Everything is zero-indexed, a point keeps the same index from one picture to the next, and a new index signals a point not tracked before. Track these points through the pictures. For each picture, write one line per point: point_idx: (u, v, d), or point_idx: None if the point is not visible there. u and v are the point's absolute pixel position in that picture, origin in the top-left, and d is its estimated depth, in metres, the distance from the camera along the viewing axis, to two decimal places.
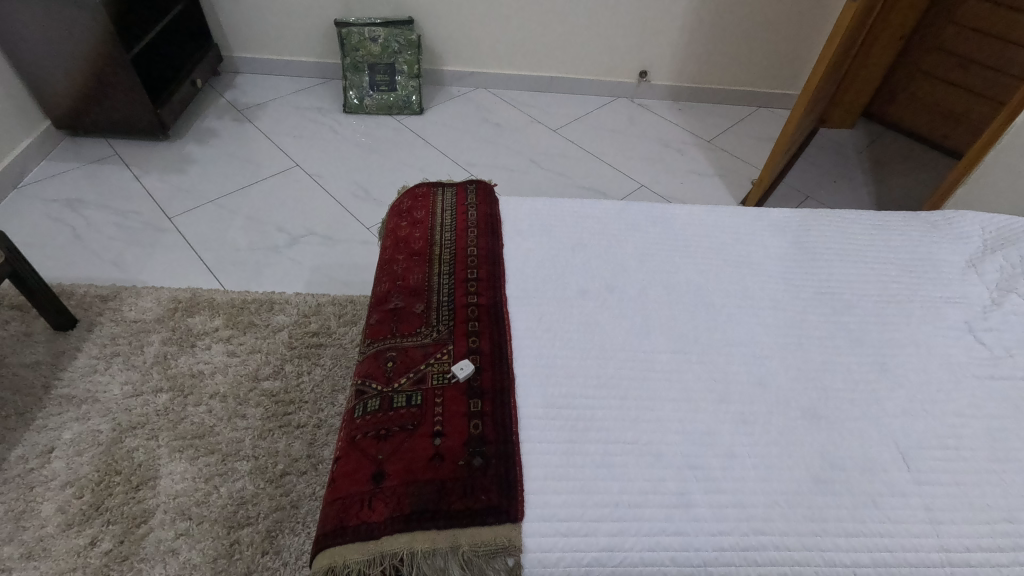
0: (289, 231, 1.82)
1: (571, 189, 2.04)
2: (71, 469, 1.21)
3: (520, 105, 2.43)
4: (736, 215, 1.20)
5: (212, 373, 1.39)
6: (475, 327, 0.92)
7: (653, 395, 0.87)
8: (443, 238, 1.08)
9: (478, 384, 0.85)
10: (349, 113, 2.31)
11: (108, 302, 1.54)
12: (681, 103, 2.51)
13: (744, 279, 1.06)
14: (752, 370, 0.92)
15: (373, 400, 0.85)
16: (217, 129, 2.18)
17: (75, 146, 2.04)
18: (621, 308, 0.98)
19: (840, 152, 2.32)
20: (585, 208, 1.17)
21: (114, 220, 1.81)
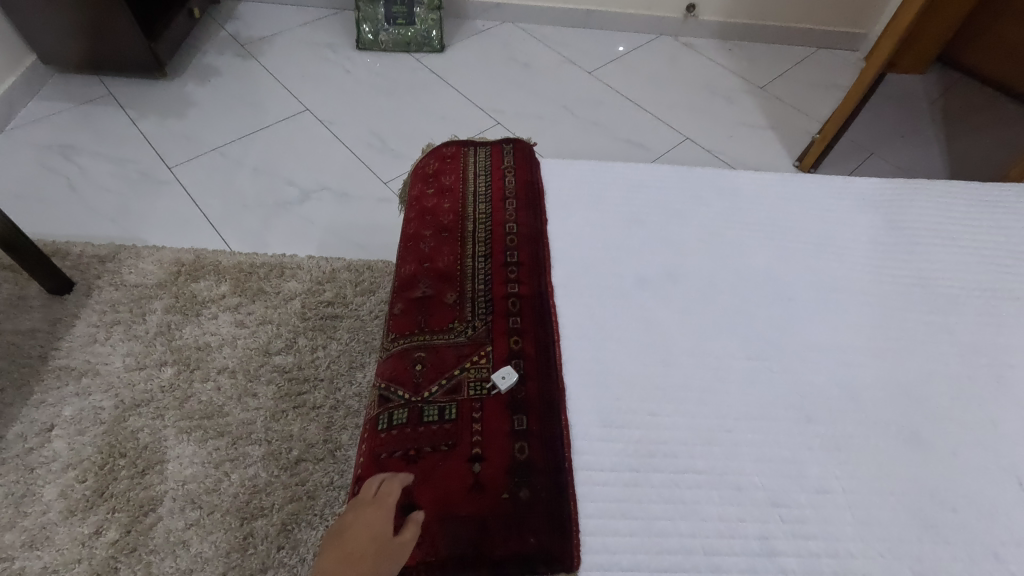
0: (299, 185, 1.66)
1: (608, 141, 1.84)
2: (72, 450, 1.13)
3: (552, 43, 2.18)
4: (819, 186, 1.02)
5: (220, 346, 1.29)
6: (517, 325, 0.79)
7: (727, 413, 0.73)
8: (477, 212, 0.93)
9: (522, 397, 0.72)
10: (363, 49, 2.09)
11: (106, 263, 1.41)
12: (731, 43, 2.24)
13: (828, 266, 0.90)
14: (843, 383, 0.77)
15: (400, 411, 0.73)
16: (218, 66, 1.98)
17: (65, 84, 1.86)
18: (688, 301, 0.84)
19: (910, 102, 2.06)
20: (639, 174, 1.00)
21: (111, 170, 1.66)
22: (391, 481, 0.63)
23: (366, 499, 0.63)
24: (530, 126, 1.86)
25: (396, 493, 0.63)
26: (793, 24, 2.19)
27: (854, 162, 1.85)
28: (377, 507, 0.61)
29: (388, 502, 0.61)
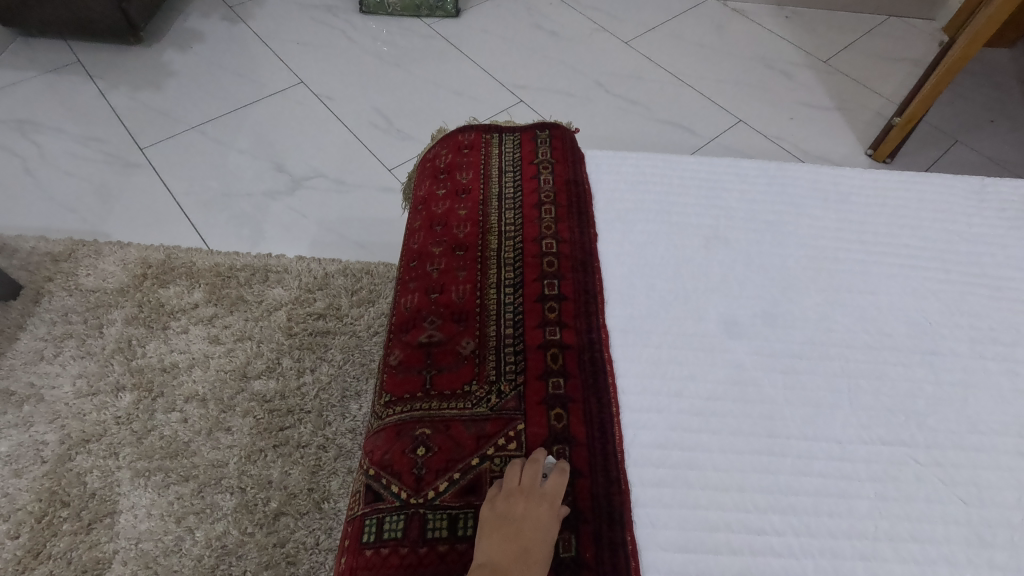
0: (290, 171, 1.44)
1: (647, 123, 1.59)
2: (6, 497, 0.93)
3: (583, 7, 1.91)
4: (942, 195, 0.80)
5: (189, 367, 1.08)
6: (559, 391, 0.61)
7: (863, 527, 0.53)
8: (504, 219, 0.75)
9: (569, 503, 0.55)
10: (367, 13, 1.83)
11: (61, 263, 1.21)
12: (788, 9, 1.96)
13: (980, 305, 0.69)
14: (1016, 482, 0.56)
15: (397, 518, 0.54)
16: (202, 31, 1.74)
17: (29, 50, 1.64)
18: (794, 355, 0.64)
19: (998, 80, 1.77)
20: (716, 170, 0.81)
21: (74, 151, 1.44)
22: (559, 475, 0.54)
23: (527, 484, 0.53)
24: (556, 105, 1.61)
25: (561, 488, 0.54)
26: None
27: (937, 151, 1.58)
28: (543, 502, 0.52)
29: (555, 498, 0.53)
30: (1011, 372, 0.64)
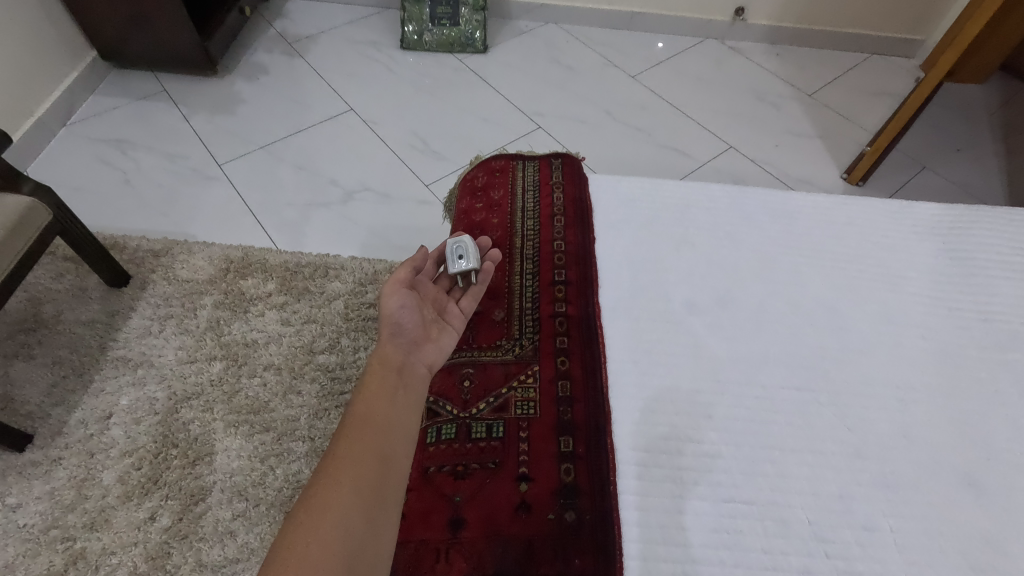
0: (343, 185, 1.70)
1: (649, 148, 1.82)
2: (129, 438, 1.19)
3: (596, 45, 2.17)
4: (874, 208, 1.00)
5: (266, 343, 1.33)
6: (564, 345, 0.82)
7: (769, 441, 0.73)
8: (526, 226, 0.99)
9: (568, 419, 0.75)
10: (407, 49, 2.11)
11: (160, 258, 1.47)
12: (780, 47, 2.19)
13: (882, 296, 0.87)
14: (896, 420, 0.76)
15: (448, 426, 0.75)
16: (266, 64, 2.03)
17: (123, 81, 1.93)
18: (737, 328, 0.83)
19: (968, 114, 1.98)
20: (689, 194, 1.01)
21: (163, 165, 1.72)
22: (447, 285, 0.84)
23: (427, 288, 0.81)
24: (570, 131, 1.86)
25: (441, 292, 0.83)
26: (846, 29, 2.12)
27: (906, 176, 1.79)
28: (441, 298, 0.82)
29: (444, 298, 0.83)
30: (901, 345, 0.82)
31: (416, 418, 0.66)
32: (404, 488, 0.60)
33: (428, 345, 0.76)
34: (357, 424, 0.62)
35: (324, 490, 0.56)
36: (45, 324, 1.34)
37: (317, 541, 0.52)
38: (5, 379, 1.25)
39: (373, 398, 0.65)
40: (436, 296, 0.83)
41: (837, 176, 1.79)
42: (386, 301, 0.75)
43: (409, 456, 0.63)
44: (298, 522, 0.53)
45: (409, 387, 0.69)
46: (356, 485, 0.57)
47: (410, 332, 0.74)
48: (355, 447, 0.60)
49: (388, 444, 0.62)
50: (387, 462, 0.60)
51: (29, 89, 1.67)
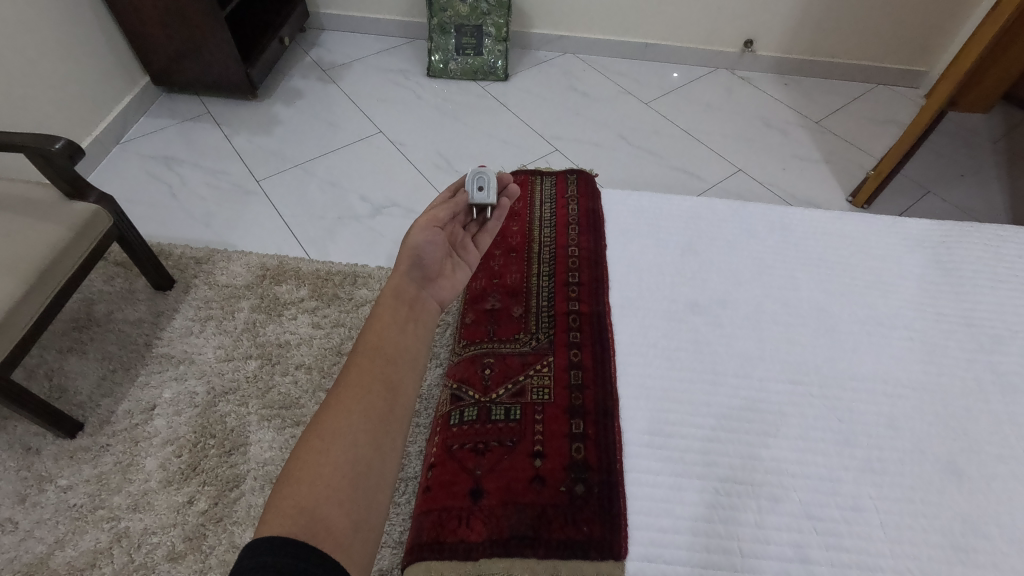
0: (371, 200, 1.81)
1: (661, 170, 1.92)
2: (171, 428, 1.28)
3: (611, 74, 2.29)
4: (868, 223, 1.07)
5: (299, 344, 1.42)
6: (576, 338, 0.90)
7: (765, 428, 0.80)
8: (543, 235, 1.08)
9: (580, 404, 0.82)
10: (433, 77, 2.25)
11: (202, 264, 1.59)
12: (788, 77, 2.29)
13: (872, 301, 0.95)
14: (883, 412, 0.82)
15: (470, 409, 0.84)
16: (302, 89, 2.17)
17: (171, 103, 2.09)
18: (736, 326, 0.91)
19: (972, 141, 2.05)
20: (695, 207, 1.10)
21: (206, 180, 1.85)
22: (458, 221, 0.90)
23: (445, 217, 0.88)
24: (586, 153, 1.96)
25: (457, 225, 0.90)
26: (852, 60, 2.21)
27: (910, 199, 1.86)
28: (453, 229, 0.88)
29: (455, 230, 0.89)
30: (889, 346, 0.89)
31: (420, 352, 0.74)
32: (409, 414, 0.68)
33: (444, 279, 0.84)
34: (366, 358, 0.70)
35: (336, 416, 0.63)
36: (97, 322, 1.45)
37: (330, 460, 0.60)
38: (60, 371, 1.36)
39: (381, 334, 0.73)
40: (455, 230, 0.89)
41: (843, 199, 1.86)
42: (413, 234, 0.83)
43: (413, 386, 0.70)
44: (314, 442, 0.61)
45: (415, 324, 0.77)
46: (364, 412, 0.64)
47: (428, 268, 0.82)
48: (363, 378, 0.67)
49: (393, 375, 0.69)
50: (393, 392, 0.68)
51: (88, 110, 1.83)
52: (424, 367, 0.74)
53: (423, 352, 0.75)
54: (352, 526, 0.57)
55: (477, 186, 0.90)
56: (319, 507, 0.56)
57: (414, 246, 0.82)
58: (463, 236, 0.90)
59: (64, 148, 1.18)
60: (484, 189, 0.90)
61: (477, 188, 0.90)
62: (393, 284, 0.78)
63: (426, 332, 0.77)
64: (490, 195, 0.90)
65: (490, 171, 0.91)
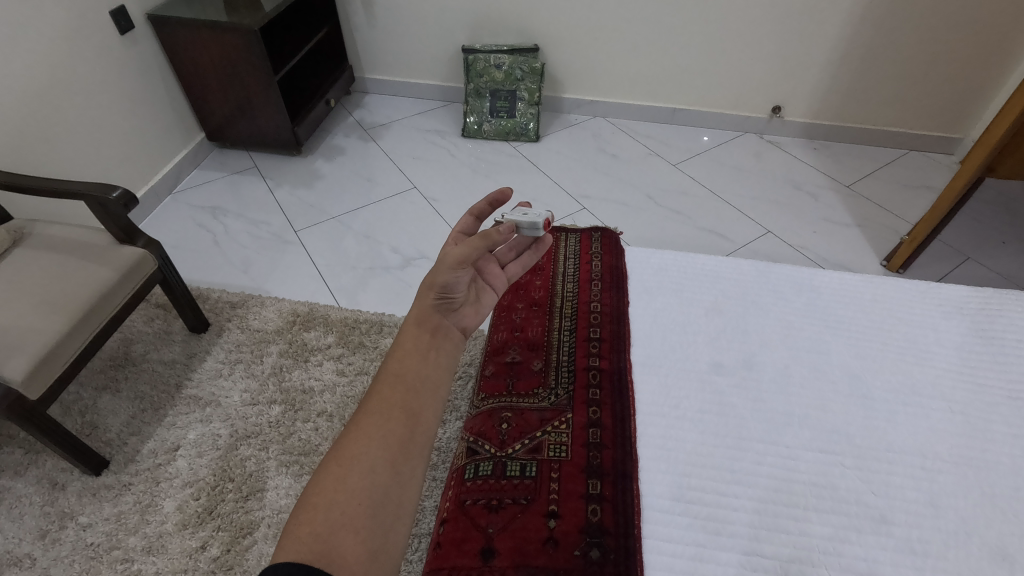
0: (402, 252, 1.86)
1: (689, 231, 1.92)
2: (192, 470, 1.29)
3: (640, 136, 2.35)
4: (900, 288, 1.05)
5: (322, 391, 1.43)
6: (596, 395, 0.89)
7: (793, 499, 0.76)
8: (566, 289, 1.10)
9: (597, 463, 0.80)
10: (467, 137, 2.35)
11: (236, 309, 1.64)
12: (817, 141, 2.30)
13: (907, 369, 0.91)
14: (923, 488, 0.77)
15: (485, 463, 0.82)
16: (344, 147, 2.30)
17: (223, 158, 2.23)
18: (761, 389, 0.88)
19: (1014, 208, 2.00)
20: (720, 267, 1.09)
21: (247, 229, 1.94)
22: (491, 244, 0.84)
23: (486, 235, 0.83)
24: (614, 212, 1.99)
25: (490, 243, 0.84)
26: (882, 127, 2.22)
27: (949, 266, 1.81)
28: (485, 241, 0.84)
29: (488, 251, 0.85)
30: (927, 417, 0.85)
31: (442, 380, 0.72)
32: (428, 442, 0.67)
33: (468, 306, 0.81)
34: (387, 384, 0.69)
35: (354, 442, 0.63)
36: (133, 362, 1.50)
37: (347, 487, 0.59)
38: (93, 408, 1.40)
39: (402, 360, 0.71)
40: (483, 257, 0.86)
41: (877, 264, 1.82)
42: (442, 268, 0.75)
43: (434, 413, 0.69)
44: (332, 469, 0.60)
45: (439, 350, 0.75)
46: (383, 440, 0.64)
47: (452, 297, 0.78)
48: (384, 405, 0.66)
49: (414, 402, 0.68)
50: (413, 419, 0.67)
51: (147, 163, 1.97)
52: (448, 392, 0.73)
53: (445, 379, 0.73)
54: (368, 556, 0.56)
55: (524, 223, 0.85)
56: (334, 535, 0.56)
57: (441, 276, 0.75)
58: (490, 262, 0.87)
59: (120, 197, 1.26)
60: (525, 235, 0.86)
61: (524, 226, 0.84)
62: (417, 310, 0.77)
63: (450, 357, 0.76)
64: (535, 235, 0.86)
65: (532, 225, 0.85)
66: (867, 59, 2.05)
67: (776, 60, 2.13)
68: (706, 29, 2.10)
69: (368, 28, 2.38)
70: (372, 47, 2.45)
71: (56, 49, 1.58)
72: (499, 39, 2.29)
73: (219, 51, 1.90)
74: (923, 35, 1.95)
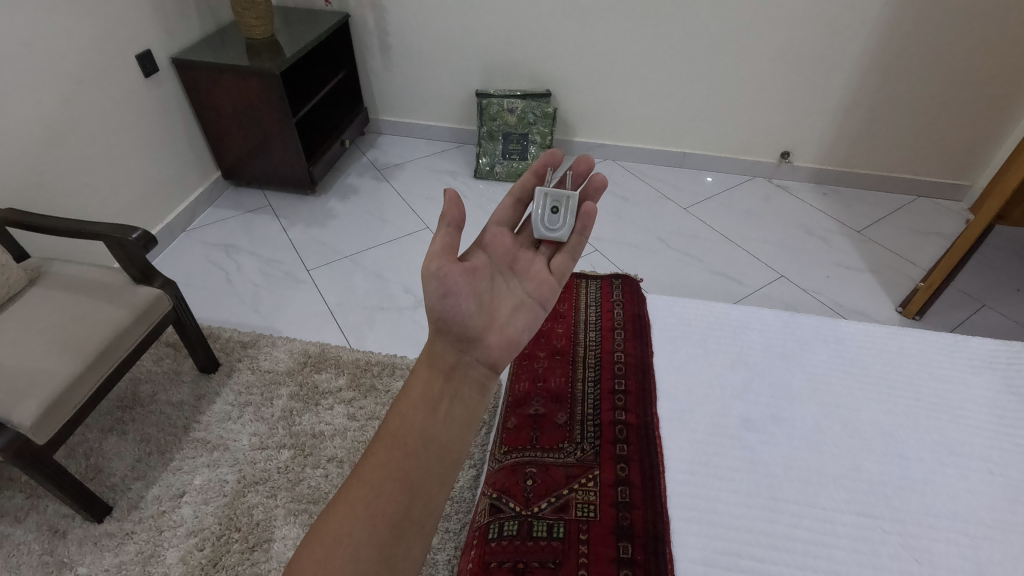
0: (414, 292, 1.85)
1: (702, 274, 1.92)
2: (197, 518, 1.25)
3: (650, 180, 2.38)
4: (929, 341, 1.03)
5: (333, 436, 1.40)
6: (623, 451, 0.86)
7: (833, 567, 0.72)
8: (588, 338, 1.09)
9: (627, 525, 0.77)
10: (479, 177, 2.38)
11: (247, 348, 1.62)
12: (826, 187, 2.33)
13: (942, 427, 0.89)
14: (968, 556, 0.74)
15: (510, 522, 0.79)
16: (357, 186, 2.32)
17: (237, 196, 2.26)
18: (793, 446, 0.86)
19: None
20: (744, 317, 1.08)
21: (260, 267, 1.94)
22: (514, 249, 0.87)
23: (505, 245, 0.86)
24: (625, 255, 1.99)
25: (511, 248, 0.87)
26: (890, 173, 2.25)
27: (964, 313, 1.79)
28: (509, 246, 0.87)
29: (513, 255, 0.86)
30: (965, 479, 0.82)
31: (449, 441, 0.67)
32: (425, 518, 0.62)
33: (494, 334, 0.77)
34: (384, 449, 0.65)
35: (341, 519, 0.60)
36: (140, 403, 1.48)
37: (327, 573, 0.57)
38: (98, 451, 1.37)
39: (405, 417, 0.68)
40: (516, 253, 0.87)
41: (892, 310, 1.81)
42: (426, 287, 0.73)
43: (435, 483, 0.64)
44: (314, 549, 0.59)
45: (448, 403, 0.70)
46: (369, 518, 0.60)
47: (464, 327, 0.75)
48: (376, 476, 0.63)
49: (412, 472, 0.63)
50: (408, 491, 0.62)
51: (162, 201, 1.98)
52: (459, 454, 0.67)
53: (454, 438, 0.68)
54: None
55: (550, 208, 0.89)
56: None
57: (434, 308, 0.74)
58: (527, 259, 0.87)
59: (140, 237, 1.26)
60: (555, 220, 0.88)
61: (550, 210, 0.89)
62: (428, 352, 0.74)
63: (467, 410, 0.71)
64: (563, 220, 0.88)
65: (557, 205, 0.89)
66: (874, 107, 2.09)
67: (784, 107, 2.17)
68: (717, 77, 2.15)
69: (384, 72, 2.44)
70: (388, 90, 2.50)
71: (81, 90, 1.61)
72: (513, 84, 2.35)
73: (239, 92, 1.94)
74: (929, 85, 1.99)
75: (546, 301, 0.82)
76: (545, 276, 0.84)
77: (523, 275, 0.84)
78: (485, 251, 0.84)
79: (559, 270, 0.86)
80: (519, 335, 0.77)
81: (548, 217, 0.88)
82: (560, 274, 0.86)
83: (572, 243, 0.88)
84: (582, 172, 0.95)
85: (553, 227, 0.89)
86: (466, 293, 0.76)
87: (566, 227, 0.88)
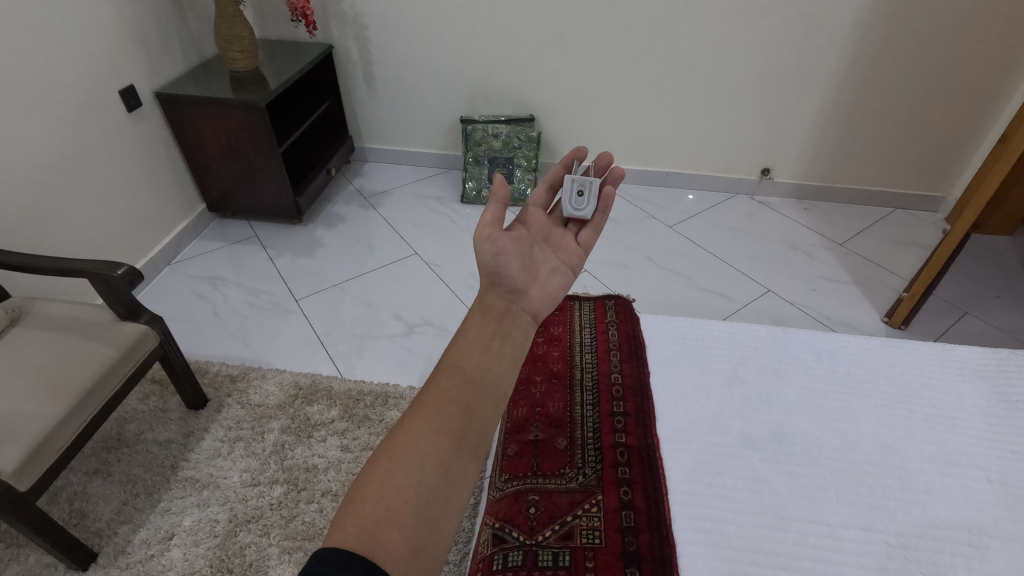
0: (405, 319, 1.84)
1: (691, 292, 1.94)
2: (187, 561, 1.21)
3: (635, 200, 2.41)
4: (920, 352, 1.04)
5: (326, 469, 1.37)
6: (625, 474, 0.86)
7: None
8: (584, 359, 1.09)
9: (634, 550, 0.76)
10: (467, 203, 2.40)
11: (236, 382, 1.60)
12: (807, 202, 2.37)
13: (939, 438, 0.89)
14: (974, 568, 0.74)
15: (515, 552, 0.78)
16: (344, 215, 2.32)
17: (222, 228, 2.24)
18: (794, 463, 0.86)
19: (1002, 263, 2.04)
20: (737, 334, 1.08)
21: (247, 299, 1.91)
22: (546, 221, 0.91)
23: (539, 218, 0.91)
24: (614, 275, 2.00)
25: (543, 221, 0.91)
26: (867, 186, 2.30)
27: (948, 322, 1.82)
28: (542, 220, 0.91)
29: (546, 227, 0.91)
30: (964, 489, 0.83)
31: (503, 375, 0.69)
32: (483, 442, 0.63)
33: (535, 289, 0.81)
34: (446, 378, 0.67)
35: (407, 434, 0.61)
36: (126, 443, 1.44)
37: (395, 481, 0.57)
38: (82, 495, 1.32)
39: (464, 354, 0.70)
40: (548, 228, 0.91)
41: (878, 320, 1.83)
42: (480, 250, 0.78)
43: (493, 411, 0.66)
44: (381, 460, 0.58)
45: (500, 343, 0.73)
46: (435, 433, 0.61)
47: (512, 280, 0.79)
48: (439, 398, 0.64)
49: (472, 398, 0.65)
50: (470, 414, 0.64)
51: (147, 235, 1.96)
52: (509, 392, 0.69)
53: (507, 373, 0.70)
54: (410, 553, 0.53)
55: (575, 192, 0.91)
56: (379, 529, 0.53)
57: (487, 263, 0.78)
58: (558, 233, 0.91)
59: (126, 273, 1.24)
60: (581, 200, 0.91)
61: (576, 192, 0.91)
62: (482, 299, 0.77)
63: (516, 351, 0.73)
64: (588, 202, 0.91)
65: (585, 186, 0.91)
66: (850, 123, 2.15)
67: (762, 125, 2.22)
68: (697, 97, 2.20)
69: (369, 101, 2.46)
70: (373, 119, 2.52)
71: (64, 127, 1.60)
72: (497, 110, 2.38)
73: (224, 124, 1.94)
74: (900, 100, 2.06)
75: (577, 268, 0.87)
76: (576, 249, 0.89)
77: (556, 247, 0.88)
78: (524, 223, 0.88)
79: (587, 245, 0.90)
80: (559, 291, 0.82)
81: (574, 199, 0.91)
82: (587, 248, 0.90)
83: (596, 220, 0.92)
84: (606, 165, 0.98)
85: (579, 207, 0.92)
86: (513, 254, 0.80)
87: (591, 207, 0.91)
